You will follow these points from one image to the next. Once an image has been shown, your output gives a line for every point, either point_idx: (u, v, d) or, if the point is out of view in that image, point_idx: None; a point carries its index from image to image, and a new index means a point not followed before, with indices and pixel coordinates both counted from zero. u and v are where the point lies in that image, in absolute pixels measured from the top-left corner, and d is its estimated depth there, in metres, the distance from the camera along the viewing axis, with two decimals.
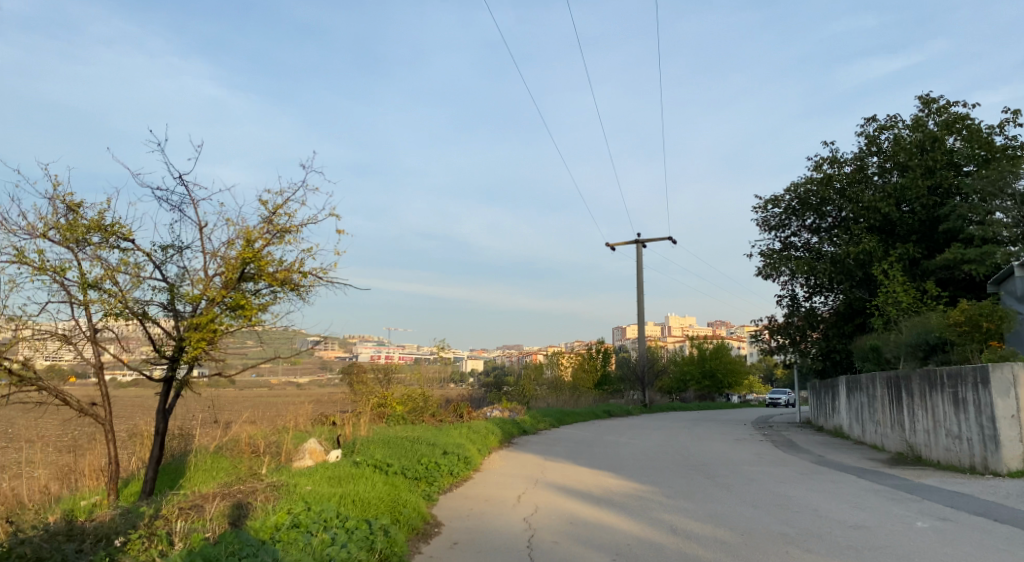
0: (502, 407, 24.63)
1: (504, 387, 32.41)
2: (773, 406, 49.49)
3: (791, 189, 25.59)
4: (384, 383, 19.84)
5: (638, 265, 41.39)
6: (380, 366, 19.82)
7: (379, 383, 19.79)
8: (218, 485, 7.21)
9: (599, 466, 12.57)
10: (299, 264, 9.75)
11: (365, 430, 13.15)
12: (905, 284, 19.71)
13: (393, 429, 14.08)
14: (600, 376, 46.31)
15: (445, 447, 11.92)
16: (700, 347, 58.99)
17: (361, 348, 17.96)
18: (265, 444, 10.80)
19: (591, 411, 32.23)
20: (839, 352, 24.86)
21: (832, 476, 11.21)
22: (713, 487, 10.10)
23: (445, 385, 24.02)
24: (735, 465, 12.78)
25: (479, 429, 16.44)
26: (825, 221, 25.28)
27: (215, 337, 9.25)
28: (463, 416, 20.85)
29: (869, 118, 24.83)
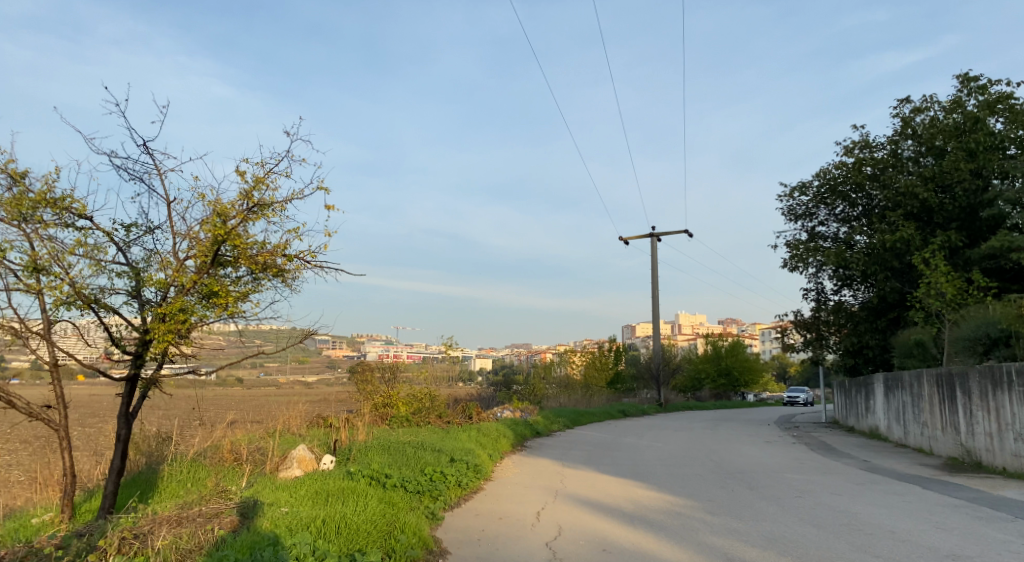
0: (513, 407, 23.37)
1: (515, 386, 31.09)
2: (791, 405, 48.03)
3: (819, 176, 24.33)
4: (390, 382, 18.54)
5: (653, 260, 40.12)
6: (386, 363, 18.61)
7: (384, 381, 18.56)
8: (173, 507, 5.94)
9: (624, 474, 11.27)
10: (284, 246, 8.53)
11: (366, 434, 11.91)
12: (949, 274, 18.41)
13: (398, 432, 12.83)
14: (613, 375, 45.04)
15: (454, 454, 10.63)
16: (715, 345, 57.61)
17: (368, 346, 16.84)
18: (249, 452, 9.57)
19: (606, 411, 30.88)
20: (871, 348, 23.50)
21: (892, 486, 9.89)
22: (761, 501, 8.80)
23: (454, 385, 22.70)
24: (776, 473, 11.45)
25: (490, 431, 15.15)
26: (856, 210, 24.02)
27: (187, 329, 8.03)
28: (472, 417, 19.56)
29: (902, 99, 23.47)
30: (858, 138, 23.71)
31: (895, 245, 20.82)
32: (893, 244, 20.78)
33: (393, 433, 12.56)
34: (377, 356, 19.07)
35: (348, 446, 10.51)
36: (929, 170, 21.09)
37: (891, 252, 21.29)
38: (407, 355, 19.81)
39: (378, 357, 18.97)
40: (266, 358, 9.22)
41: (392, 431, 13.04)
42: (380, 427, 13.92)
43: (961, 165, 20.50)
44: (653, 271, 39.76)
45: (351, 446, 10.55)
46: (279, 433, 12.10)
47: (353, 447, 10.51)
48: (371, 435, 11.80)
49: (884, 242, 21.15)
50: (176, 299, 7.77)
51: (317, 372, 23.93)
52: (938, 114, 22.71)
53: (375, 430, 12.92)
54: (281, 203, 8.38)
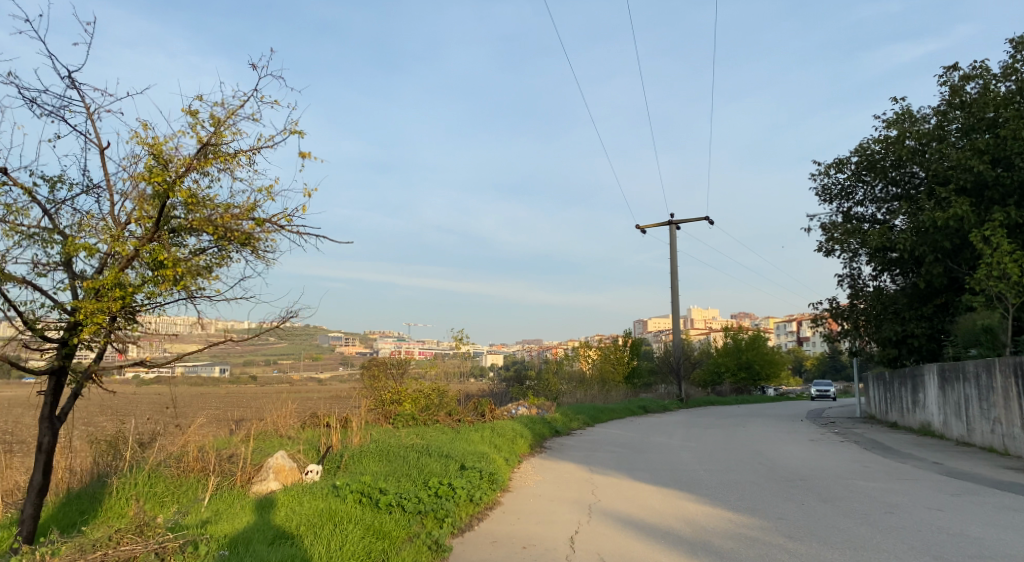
0: (528, 403, 21.71)
1: (529, 382, 29.48)
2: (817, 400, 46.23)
3: (858, 150, 22.47)
4: (397, 376, 16.94)
5: (673, 249, 38.47)
6: (394, 359, 17.12)
7: (393, 376, 17.00)
8: (71, 547, 4.28)
9: (665, 482, 9.61)
10: (250, 207, 6.94)
11: (364, 437, 10.24)
12: (1013, 252, 16.60)
13: (402, 434, 11.16)
14: (631, 370, 43.38)
15: (465, 460, 8.95)
16: (734, 338, 55.84)
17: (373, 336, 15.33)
18: (218, 460, 7.94)
19: (626, 407, 29.21)
20: (917, 338, 21.62)
21: (997, 497, 8.14)
22: (846, 520, 7.09)
23: (467, 381, 21.06)
24: (844, 480, 9.70)
25: (506, 431, 13.47)
26: (897, 187, 22.17)
27: (129, 308, 6.40)
28: (485, 414, 17.83)
29: (951, 66, 21.59)
30: (900, 110, 21.84)
31: (947, 223, 18.95)
32: (945, 222, 18.91)
33: (396, 434, 10.92)
34: (388, 352, 17.95)
35: (338, 450, 8.86)
36: (983, 141, 19.21)
37: (941, 232, 19.44)
38: (416, 351, 18.21)
39: (390, 353, 17.68)
40: (235, 347, 7.57)
41: (394, 432, 11.41)
42: (382, 427, 12.28)
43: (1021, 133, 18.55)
44: (672, 261, 38.02)
45: (343, 450, 8.89)
46: (264, 437, 10.46)
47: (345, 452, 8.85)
48: (370, 438, 10.12)
49: (933, 221, 19.28)
50: (111, 271, 6.13)
51: (322, 369, 22.43)
52: (991, 83, 20.87)
53: (377, 432, 11.26)
54: (246, 153, 6.74)
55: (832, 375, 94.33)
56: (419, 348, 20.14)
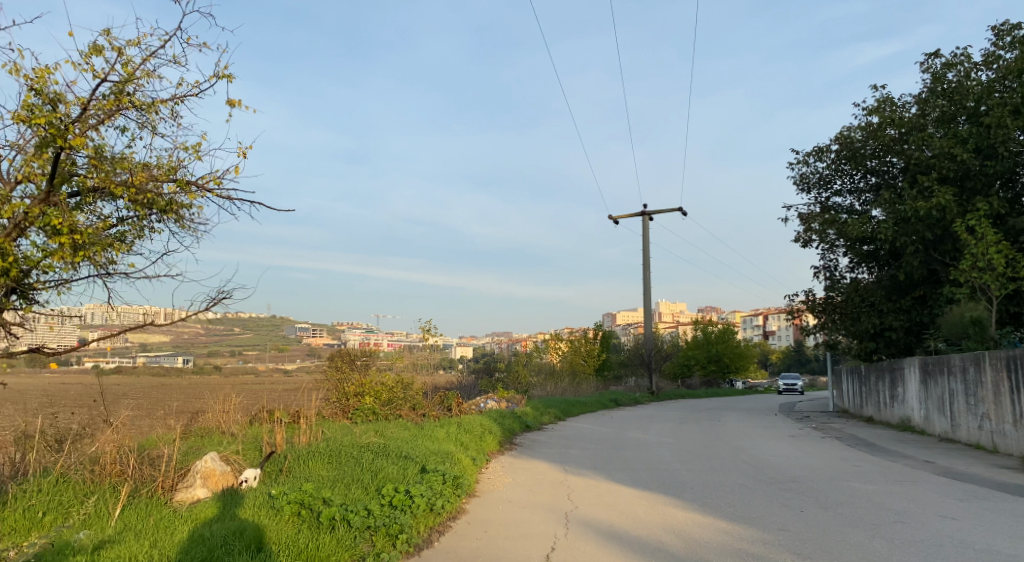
0: (498, 396, 20.80)
1: (498, 374, 28.65)
2: (786, 394, 46.07)
3: (838, 138, 21.88)
4: (360, 369, 15.78)
5: (647, 240, 37.86)
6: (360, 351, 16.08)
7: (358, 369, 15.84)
8: None
9: (647, 485, 8.78)
10: (173, 167, 5.98)
11: (315, 434, 9.23)
12: (997, 242, 16.10)
13: (359, 432, 10.17)
14: (602, 362, 42.74)
15: (425, 461, 8.03)
16: (705, 331, 55.57)
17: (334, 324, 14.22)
18: (139, 463, 6.89)
19: (597, 400, 28.52)
20: (895, 331, 21.12)
21: (1011, 503, 7.42)
22: (853, 532, 6.31)
23: (435, 374, 20.11)
24: (839, 482, 8.95)
25: (473, 427, 12.57)
26: (877, 177, 21.64)
27: (20, 283, 5.36)
28: (451, 409, 16.75)
29: (933, 52, 21.08)
30: (880, 98, 21.29)
31: (930, 213, 18.44)
32: (928, 212, 18.41)
33: (352, 432, 9.94)
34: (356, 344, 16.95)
35: (281, 450, 7.86)
36: (967, 130, 18.73)
37: (923, 222, 18.93)
38: (382, 344, 17.13)
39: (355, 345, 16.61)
40: (158, 334, 6.49)
41: (350, 429, 10.42)
42: (337, 424, 11.25)
43: (1007, 121, 18.08)
44: (646, 252, 37.39)
45: (287, 450, 7.90)
46: (201, 436, 9.39)
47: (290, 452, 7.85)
48: (321, 436, 9.12)
49: (915, 211, 18.76)
50: None
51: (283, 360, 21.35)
52: (972, 71, 20.40)
53: (330, 428, 10.26)
54: (166, 102, 5.85)
55: (797, 368, 95.10)
56: (387, 340, 19.17)
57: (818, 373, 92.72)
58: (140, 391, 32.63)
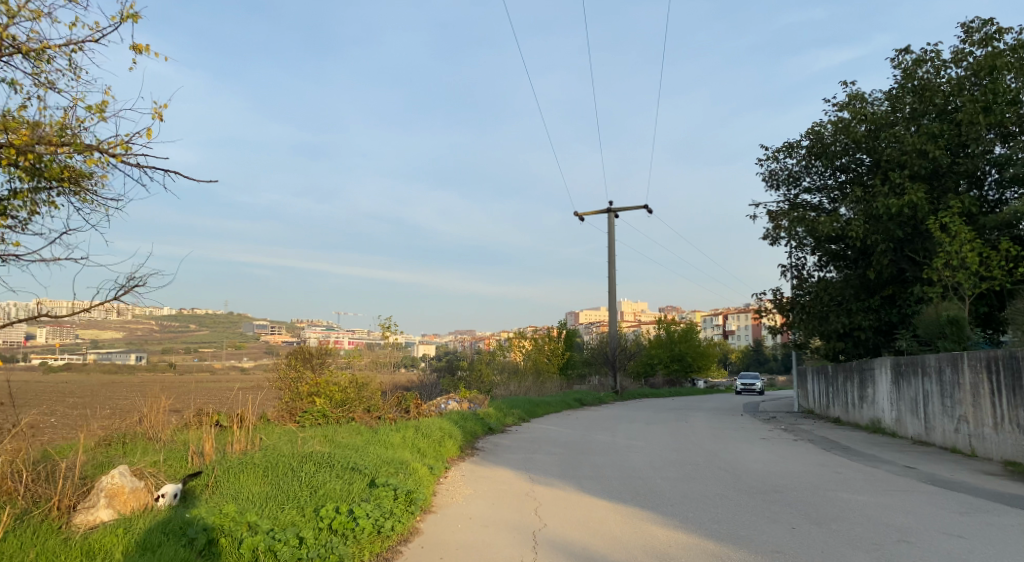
0: (460, 396, 19.99)
1: (460, 373, 27.84)
2: (748, 394, 46.03)
3: (809, 133, 21.51)
4: (316, 368, 14.82)
5: (613, 238, 37.41)
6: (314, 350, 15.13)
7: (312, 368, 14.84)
8: None
9: (621, 496, 8.05)
10: (67, 125, 5.01)
11: (252, 442, 8.26)
12: (971, 239, 15.79)
13: (304, 440, 9.21)
14: (565, 361, 42.14)
15: (375, 473, 7.19)
16: (668, 330, 55.35)
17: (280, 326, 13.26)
18: (33, 474, 5.76)
19: (562, 400, 27.85)
20: (864, 331, 20.79)
21: (1014, 517, 6.85)
22: (855, 554, 5.64)
23: (395, 373, 19.19)
24: (826, 492, 8.30)
25: (432, 431, 11.67)
26: (847, 174, 21.32)
27: None
28: (411, 410, 15.55)
29: (903, 48, 20.83)
30: (851, 93, 20.95)
31: (902, 211, 18.12)
32: (899, 209, 18.07)
33: (296, 439, 9.06)
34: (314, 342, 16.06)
35: (207, 463, 6.93)
36: (938, 127, 18.45)
37: (894, 220, 18.61)
38: (339, 341, 16.44)
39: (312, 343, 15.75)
40: None
41: (296, 435, 9.54)
42: (281, 429, 10.27)
43: (978, 118, 17.85)
44: (612, 249, 36.93)
45: (215, 462, 6.97)
46: (124, 446, 8.36)
47: (221, 464, 6.93)
48: (259, 444, 8.15)
49: (887, 208, 18.43)
50: None
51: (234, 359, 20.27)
52: (942, 68, 20.18)
53: (272, 435, 9.30)
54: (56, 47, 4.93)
55: (756, 368, 96.16)
56: (349, 339, 18.32)
57: (777, 372, 93.96)
58: (84, 389, 31.08)
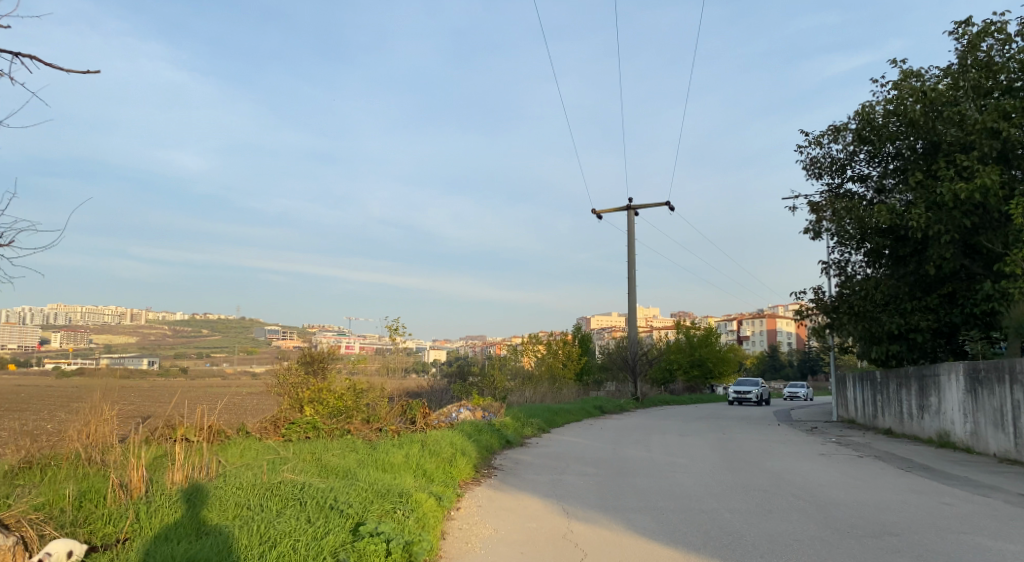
0: (476, 403, 18.06)
1: (472, 378, 25.99)
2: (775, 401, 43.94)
3: (857, 115, 19.54)
4: (319, 375, 13.15)
5: (632, 237, 35.59)
6: (314, 356, 13.55)
7: (314, 375, 13.20)
8: None
9: (691, 541, 6.11)
10: None
11: (206, 470, 6.48)
12: None
13: (278, 467, 7.37)
14: (581, 366, 40.32)
15: (361, 513, 5.36)
16: (687, 334, 53.29)
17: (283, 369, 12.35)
18: None
19: (581, 408, 25.92)
20: (921, 333, 18.73)
21: None
22: None
23: (405, 379, 17.39)
24: (958, 536, 6.36)
25: (441, 448, 9.79)
26: (899, 159, 19.32)
27: None
28: (417, 420, 13.52)
29: (964, 19, 18.78)
30: (905, 71, 19.00)
31: (971, 196, 16.08)
32: (968, 195, 16.02)
33: (260, 464, 7.28)
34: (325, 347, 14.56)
35: (119, 511, 5.17)
36: (1010, 103, 16.42)
37: (962, 207, 16.56)
38: (346, 344, 14.82)
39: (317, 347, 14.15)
40: None
41: (264, 460, 7.77)
42: (256, 453, 8.45)
43: None
44: (632, 249, 35.10)
45: (136, 507, 5.22)
46: (47, 481, 6.61)
47: (143, 509, 5.18)
48: (213, 474, 6.38)
49: (953, 194, 16.42)
50: None
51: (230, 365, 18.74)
52: (1009, 40, 18.12)
53: (240, 462, 7.50)
54: None
55: (770, 374, 94.11)
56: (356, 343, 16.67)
57: (793, 377, 91.98)
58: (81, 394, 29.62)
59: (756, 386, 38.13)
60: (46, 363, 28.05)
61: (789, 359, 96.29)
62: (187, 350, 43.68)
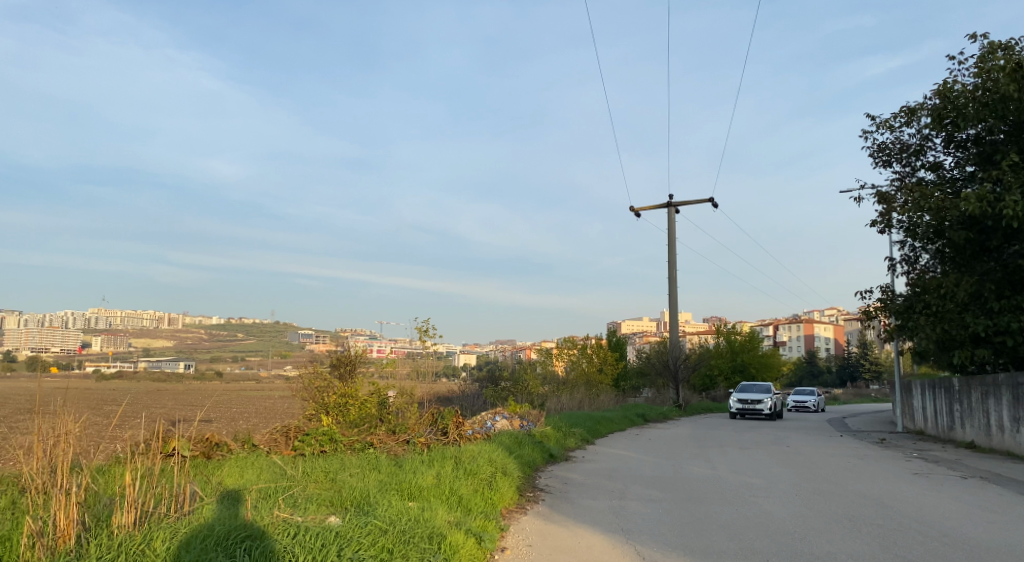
0: (513, 411, 16.44)
1: (505, 383, 24.60)
2: (801, 411, 41.23)
3: (933, 95, 17.65)
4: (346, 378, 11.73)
5: (672, 236, 33.91)
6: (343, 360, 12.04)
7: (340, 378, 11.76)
8: None
9: None
10: None
11: (177, 505, 5.13)
12: None
13: (273, 500, 5.93)
14: (618, 371, 38.75)
15: None
16: (728, 340, 51.15)
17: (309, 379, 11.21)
18: None
19: (622, 416, 24.31)
20: (1011, 335, 16.72)
21: None
22: None
23: (436, 384, 15.98)
24: None
25: (479, 466, 8.26)
26: (983, 142, 17.36)
27: None
28: (449, 431, 11.92)
29: None
30: (989, 45, 17.09)
31: None
32: None
33: (246, 496, 5.89)
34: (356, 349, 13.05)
35: None
36: None
37: None
38: (376, 346, 13.27)
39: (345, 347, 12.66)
40: None
41: (255, 489, 6.34)
42: (254, 478, 7.01)
43: None
44: (672, 248, 33.47)
45: None
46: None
47: None
48: (185, 510, 5.02)
49: None
50: None
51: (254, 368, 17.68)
52: None
53: (228, 492, 6.10)
54: None
55: (808, 381, 90.63)
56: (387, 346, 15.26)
57: (831, 384, 88.97)
58: (112, 397, 29.02)
59: (761, 390, 28.67)
60: (78, 366, 27.58)
61: (828, 366, 92.97)
62: (223, 354, 43.16)
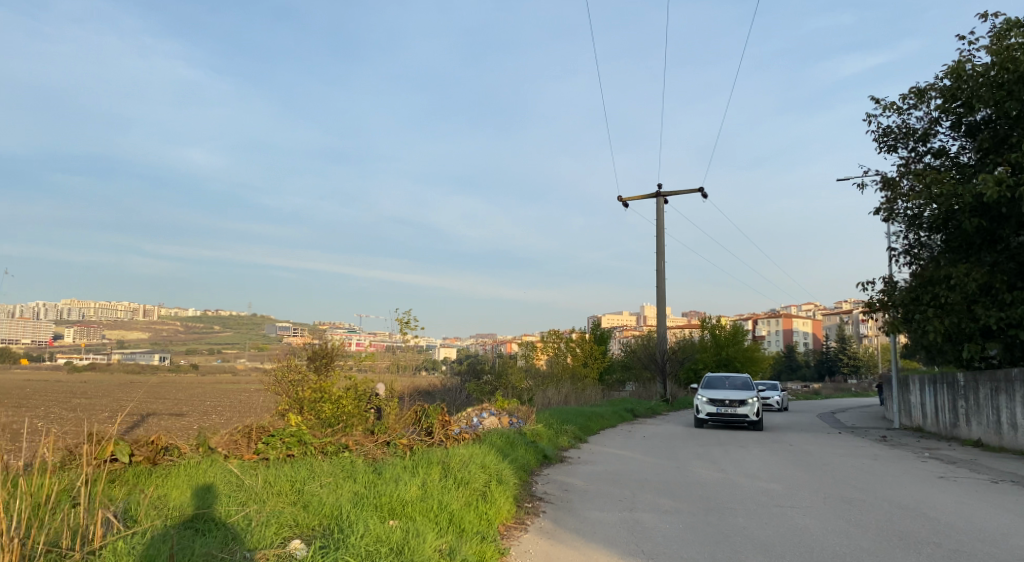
0: (499, 407, 15.30)
1: (487, 377, 23.49)
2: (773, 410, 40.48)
3: (945, 75, 16.74)
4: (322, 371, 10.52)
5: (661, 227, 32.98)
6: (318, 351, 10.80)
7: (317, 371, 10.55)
8: None
9: None
10: None
11: (82, 540, 3.99)
12: None
13: (217, 525, 4.79)
14: (603, 365, 37.90)
15: None
16: (712, 334, 50.46)
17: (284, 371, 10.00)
18: None
19: (611, 411, 23.30)
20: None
21: None
22: None
23: (418, 379, 14.81)
24: None
25: (471, 474, 7.14)
26: (995, 125, 16.50)
27: None
28: (435, 430, 10.79)
29: None
30: (1005, 22, 16.22)
31: None
32: None
33: (181, 523, 4.74)
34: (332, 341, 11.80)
35: None
36: None
37: None
38: (355, 338, 12.06)
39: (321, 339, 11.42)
40: None
41: (198, 508, 5.15)
42: (204, 490, 5.86)
43: None
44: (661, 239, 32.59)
45: None
46: None
47: None
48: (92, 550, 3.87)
49: None
50: None
51: None
52: None
53: (163, 514, 4.95)
54: None
55: (787, 375, 90.65)
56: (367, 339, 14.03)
57: (810, 377, 89.07)
58: (77, 389, 27.53)
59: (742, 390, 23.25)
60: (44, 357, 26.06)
61: (807, 360, 93.13)
62: (198, 345, 41.55)
